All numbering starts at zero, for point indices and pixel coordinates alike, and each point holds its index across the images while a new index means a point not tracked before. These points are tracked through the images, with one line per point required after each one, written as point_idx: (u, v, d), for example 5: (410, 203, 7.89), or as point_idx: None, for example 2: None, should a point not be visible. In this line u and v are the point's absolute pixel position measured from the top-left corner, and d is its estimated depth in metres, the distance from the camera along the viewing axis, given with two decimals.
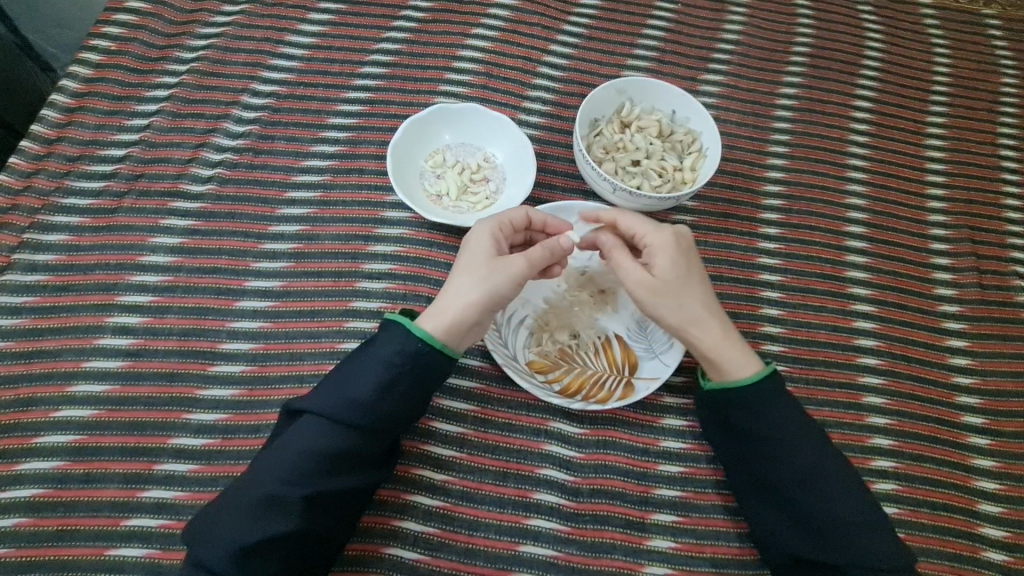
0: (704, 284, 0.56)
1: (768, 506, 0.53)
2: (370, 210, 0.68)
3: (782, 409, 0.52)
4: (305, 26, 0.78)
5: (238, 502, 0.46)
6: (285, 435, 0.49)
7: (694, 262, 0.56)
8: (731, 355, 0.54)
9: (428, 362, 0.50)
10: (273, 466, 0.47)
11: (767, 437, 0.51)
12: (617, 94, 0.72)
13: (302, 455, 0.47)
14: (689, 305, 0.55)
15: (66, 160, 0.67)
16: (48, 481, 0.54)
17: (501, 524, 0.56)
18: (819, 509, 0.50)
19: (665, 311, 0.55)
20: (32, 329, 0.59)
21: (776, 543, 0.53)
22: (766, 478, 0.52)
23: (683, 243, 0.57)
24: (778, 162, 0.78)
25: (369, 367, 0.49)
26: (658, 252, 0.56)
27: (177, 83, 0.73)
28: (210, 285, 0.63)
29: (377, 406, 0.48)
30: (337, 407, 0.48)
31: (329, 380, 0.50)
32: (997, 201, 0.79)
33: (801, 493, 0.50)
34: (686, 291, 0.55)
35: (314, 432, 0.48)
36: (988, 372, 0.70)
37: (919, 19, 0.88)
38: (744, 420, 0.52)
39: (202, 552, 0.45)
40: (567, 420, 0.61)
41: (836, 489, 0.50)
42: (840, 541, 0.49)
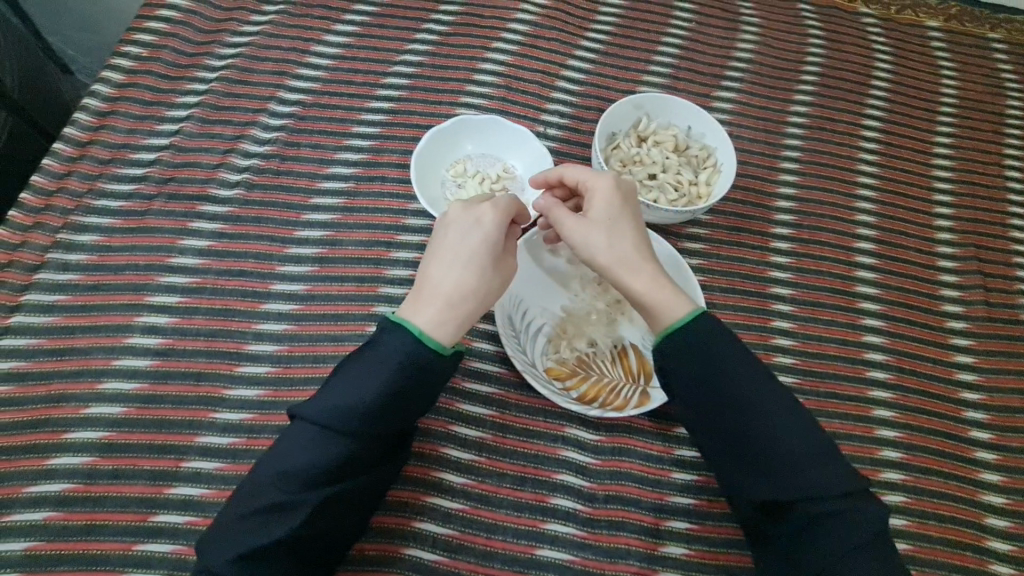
0: (644, 230, 0.55)
1: (730, 459, 0.50)
2: (393, 217, 0.70)
3: (721, 350, 0.50)
4: (331, 36, 0.80)
5: (244, 511, 0.47)
6: (286, 440, 0.48)
7: (636, 209, 0.55)
8: (661, 294, 0.52)
9: (432, 370, 0.49)
10: (277, 475, 0.47)
11: (711, 384, 0.49)
12: (634, 110, 0.74)
13: (307, 465, 0.47)
14: (620, 248, 0.53)
15: (98, 163, 0.69)
16: (76, 476, 0.55)
17: (519, 528, 0.57)
18: (776, 448, 0.47)
19: (596, 256, 0.53)
20: (64, 327, 0.60)
21: (739, 492, 0.50)
22: (719, 427, 0.50)
23: (624, 189, 0.55)
24: (789, 178, 0.80)
25: (374, 377, 0.48)
26: (598, 197, 0.55)
27: (207, 90, 0.75)
28: (237, 287, 0.64)
29: (378, 417, 0.48)
30: (339, 417, 0.47)
31: (328, 384, 0.49)
32: (1004, 221, 0.81)
33: (759, 435, 0.48)
34: (620, 235, 0.53)
35: (316, 441, 0.47)
36: (995, 388, 0.71)
37: (926, 42, 0.90)
38: (689, 367, 0.50)
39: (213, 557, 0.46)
40: (584, 427, 0.62)
41: (786, 425, 0.48)
42: (795, 478, 0.46)
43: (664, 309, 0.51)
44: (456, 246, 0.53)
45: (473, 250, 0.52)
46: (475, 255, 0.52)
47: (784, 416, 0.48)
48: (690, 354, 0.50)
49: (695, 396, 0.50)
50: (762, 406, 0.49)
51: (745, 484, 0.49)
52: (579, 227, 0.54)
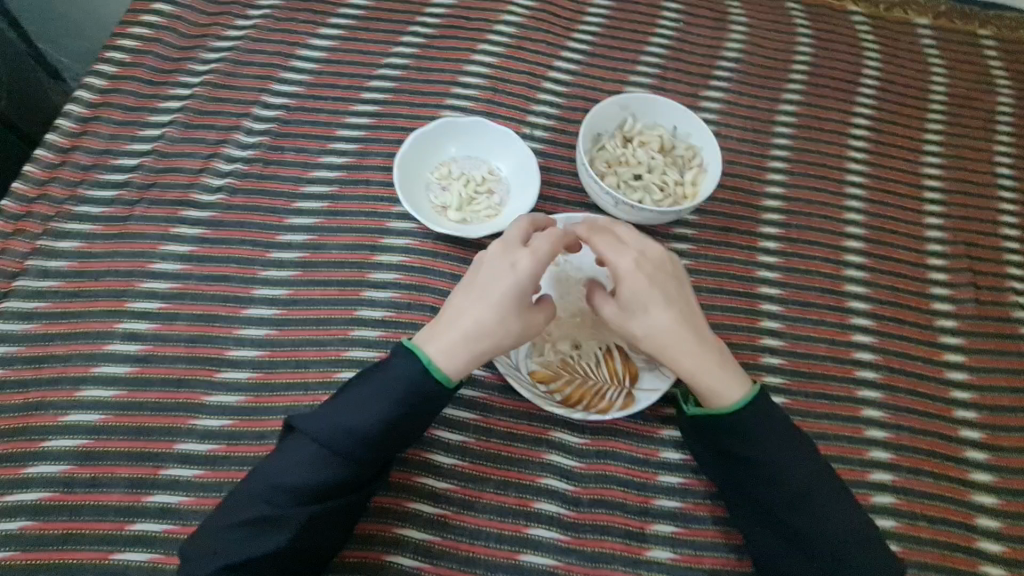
0: (677, 305, 0.56)
1: (769, 536, 0.53)
2: (377, 221, 0.70)
3: (773, 432, 0.53)
4: (315, 40, 0.80)
5: (231, 521, 0.47)
6: (282, 455, 0.49)
7: (664, 284, 0.56)
8: (711, 380, 0.55)
9: (430, 400, 0.51)
10: (270, 488, 0.48)
11: (760, 463, 0.52)
12: (620, 110, 0.74)
13: (299, 480, 0.48)
14: (659, 332, 0.56)
15: (80, 169, 0.69)
16: (55, 485, 0.54)
17: (502, 533, 0.57)
18: (818, 532, 0.50)
19: (641, 341, 0.57)
20: (43, 334, 0.60)
21: (774, 565, 0.53)
22: (761, 502, 0.53)
23: (648, 265, 0.56)
24: (777, 177, 0.79)
25: (376, 400, 0.50)
26: (625, 281, 0.56)
27: (190, 95, 0.75)
28: (219, 293, 0.64)
29: (376, 440, 0.49)
30: (337, 437, 0.48)
31: (330, 403, 0.51)
32: (995, 219, 0.80)
33: (799, 516, 0.51)
34: (655, 321, 0.55)
35: (314, 458, 0.48)
36: (985, 387, 0.70)
37: (915, 40, 0.90)
38: (738, 445, 0.53)
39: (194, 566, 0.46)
40: (568, 430, 0.61)
41: (835, 510, 0.51)
42: (838, 562, 0.49)
43: (715, 395, 0.54)
44: (487, 287, 0.54)
45: (502, 295, 0.53)
46: (502, 301, 0.53)
47: (828, 502, 0.51)
48: (739, 433, 0.53)
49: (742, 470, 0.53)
50: (813, 490, 0.51)
51: (783, 558, 0.52)
52: (617, 316, 0.57)
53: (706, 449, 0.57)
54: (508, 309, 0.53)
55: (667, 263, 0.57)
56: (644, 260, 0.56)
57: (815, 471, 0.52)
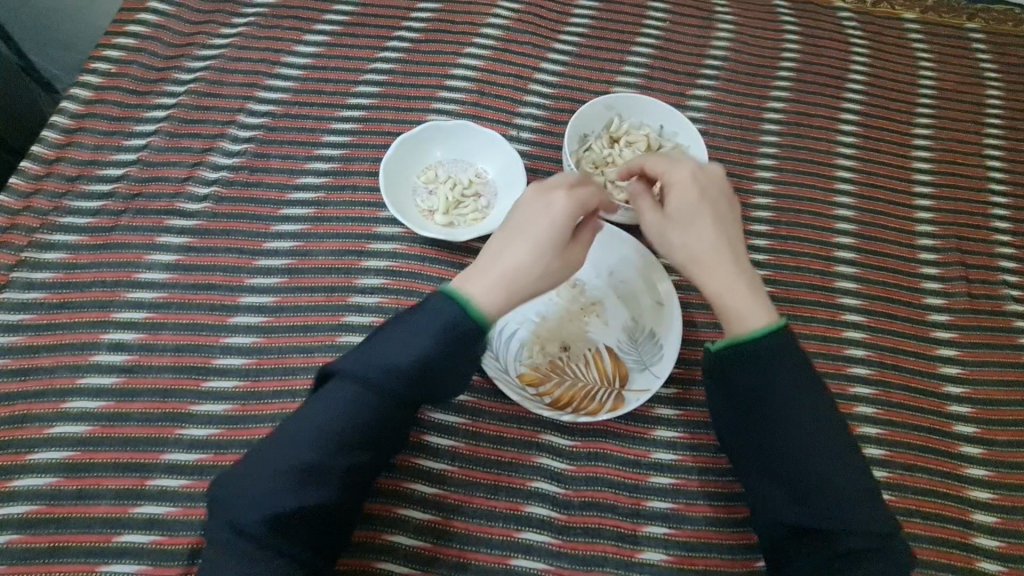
0: (724, 225, 0.53)
1: (767, 481, 0.50)
2: (363, 226, 0.69)
3: (786, 367, 0.49)
4: (301, 46, 0.80)
5: (273, 469, 0.45)
6: (320, 399, 0.47)
7: (715, 201, 0.54)
8: (739, 301, 0.51)
9: (474, 339, 0.48)
10: (312, 436, 0.46)
11: (769, 399, 0.49)
12: (606, 110, 0.74)
13: (339, 425, 0.46)
14: (697, 244, 0.53)
15: (65, 180, 0.68)
16: (40, 498, 0.54)
17: (493, 538, 0.56)
18: (825, 478, 0.47)
19: (674, 252, 0.54)
20: (28, 346, 0.60)
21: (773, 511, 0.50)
22: (767, 443, 0.49)
23: (703, 179, 0.54)
24: (765, 174, 0.79)
25: (413, 339, 0.47)
26: (674, 190, 0.54)
27: (175, 103, 0.74)
28: (205, 301, 0.64)
29: (420, 380, 0.47)
30: (376, 378, 0.47)
31: (368, 343, 0.49)
32: (985, 211, 0.80)
33: (802, 459, 0.48)
34: (696, 231, 0.53)
35: (357, 402, 0.47)
36: (979, 381, 0.70)
37: (903, 34, 0.90)
38: (748, 378, 0.49)
39: (237, 514, 0.44)
40: (558, 432, 0.61)
41: (840, 453, 0.48)
42: (840, 506, 0.47)
43: (740, 318, 0.51)
44: (524, 220, 0.52)
45: (541, 225, 0.51)
46: (539, 233, 0.51)
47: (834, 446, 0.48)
48: (751, 366, 0.49)
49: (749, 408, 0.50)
50: (820, 432, 0.48)
51: (783, 503, 0.49)
52: (657, 224, 0.55)
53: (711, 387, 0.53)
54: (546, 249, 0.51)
55: (724, 187, 0.55)
56: (701, 172, 0.54)
57: (823, 413, 0.49)
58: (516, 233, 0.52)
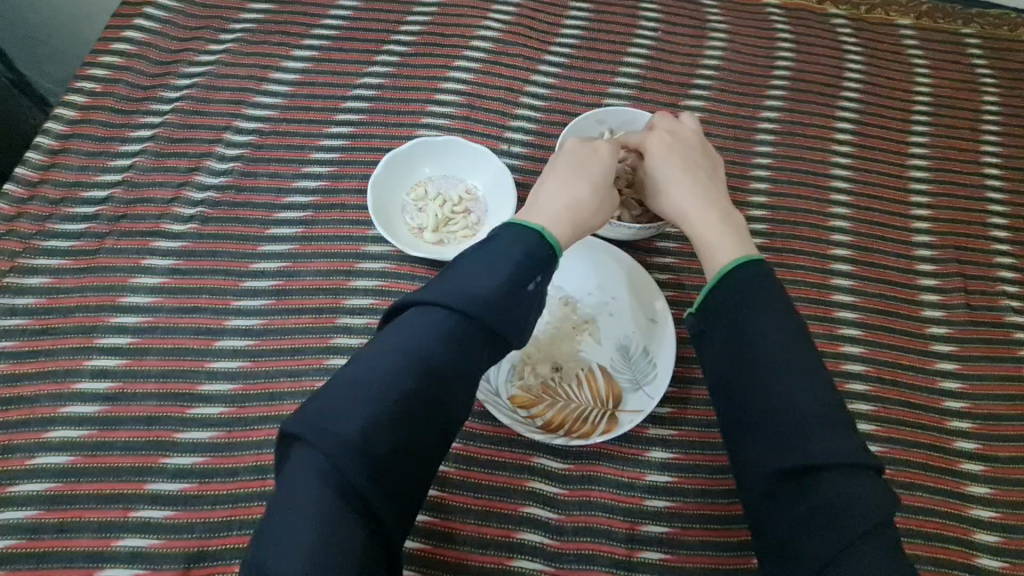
0: (694, 172, 0.60)
1: (744, 427, 0.46)
2: (352, 245, 0.68)
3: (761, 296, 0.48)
4: (289, 62, 0.79)
5: (358, 397, 0.40)
6: (402, 327, 0.44)
7: (685, 153, 0.61)
8: (710, 233, 0.56)
9: (547, 268, 0.50)
10: (398, 362, 0.42)
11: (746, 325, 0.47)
12: (597, 124, 0.73)
13: (428, 349, 0.43)
14: (672, 194, 0.60)
15: (49, 202, 0.68)
16: (21, 531, 0.53)
17: (484, 566, 0.55)
18: (796, 407, 0.43)
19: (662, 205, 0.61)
20: (11, 374, 0.59)
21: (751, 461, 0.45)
22: (742, 374, 0.47)
23: (673, 137, 0.62)
24: (760, 186, 0.78)
25: (499, 264, 0.47)
26: (648, 150, 0.62)
27: (161, 122, 0.74)
28: (191, 325, 0.63)
29: (507, 305, 0.45)
30: (468, 300, 0.44)
31: (447, 274, 0.47)
32: (983, 221, 0.79)
33: (775, 392, 0.45)
34: (669, 180, 0.60)
35: (444, 325, 0.44)
36: (980, 396, 0.69)
37: (898, 40, 0.89)
38: (725, 308, 0.49)
39: (320, 444, 0.38)
40: (551, 456, 0.60)
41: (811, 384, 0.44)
42: (811, 439, 0.42)
43: (711, 250, 0.55)
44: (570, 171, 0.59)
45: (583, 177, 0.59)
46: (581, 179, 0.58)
47: (807, 373, 0.45)
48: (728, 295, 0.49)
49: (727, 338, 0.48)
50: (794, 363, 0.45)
51: (758, 448, 0.44)
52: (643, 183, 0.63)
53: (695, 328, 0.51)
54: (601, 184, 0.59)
55: (694, 141, 0.63)
56: (669, 132, 0.63)
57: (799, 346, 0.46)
58: (577, 169, 0.60)
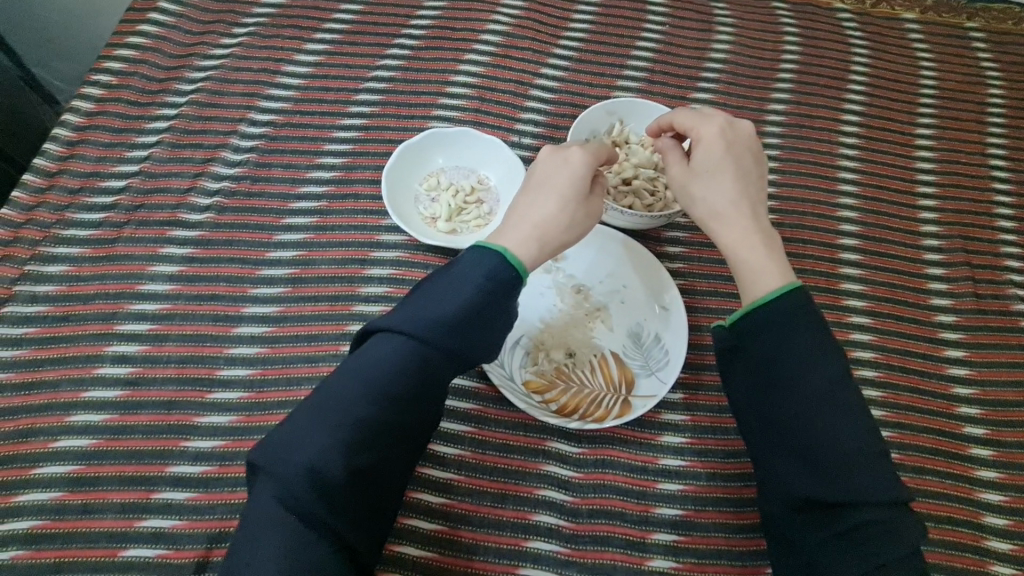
0: (744, 183, 0.56)
1: (777, 455, 0.48)
2: (366, 234, 0.69)
3: (804, 330, 0.48)
4: (302, 56, 0.80)
5: (318, 426, 0.42)
6: (363, 355, 0.46)
7: (739, 158, 0.57)
8: (752, 254, 0.53)
9: (513, 289, 0.49)
10: (358, 390, 0.44)
11: (787, 361, 0.47)
12: (607, 115, 0.73)
13: (386, 377, 0.44)
14: (715, 199, 0.56)
15: (67, 192, 0.68)
16: (45, 513, 0.54)
17: (501, 547, 0.56)
18: (834, 447, 0.45)
19: (694, 204, 0.57)
20: (32, 360, 0.60)
21: (781, 488, 0.47)
22: (778, 409, 0.48)
23: (730, 136, 0.57)
24: (768, 177, 0.79)
25: (459, 288, 0.47)
26: (702, 145, 0.57)
27: (177, 114, 0.74)
28: (209, 312, 0.64)
29: (466, 331, 0.46)
30: (425, 326, 0.45)
31: (410, 298, 0.48)
32: (990, 211, 0.80)
33: (814, 430, 0.46)
34: (717, 184, 0.56)
35: (404, 353, 0.45)
36: (988, 382, 0.70)
37: (903, 34, 0.90)
38: (767, 341, 0.48)
39: (278, 475, 0.41)
40: (565, 440, 0.61)
41: (851, 424, 0.46)
42: (848, 478, 0.44)
43: (751, 271, 0.53)
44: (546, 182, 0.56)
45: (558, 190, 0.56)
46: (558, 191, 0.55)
47: (847, 412, 0.46)
48: (771, 328, 0.48)
49: (767, 371, 0.48)
50: (834, 404, 0.46)
51: (790, 478, 0.46)
52: (681, 175, 0.58)
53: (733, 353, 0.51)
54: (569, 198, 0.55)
55: (750, 143, 0.58)
56: (729, 128, 0.58)
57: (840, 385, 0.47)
58: (541, 185, 0.56)
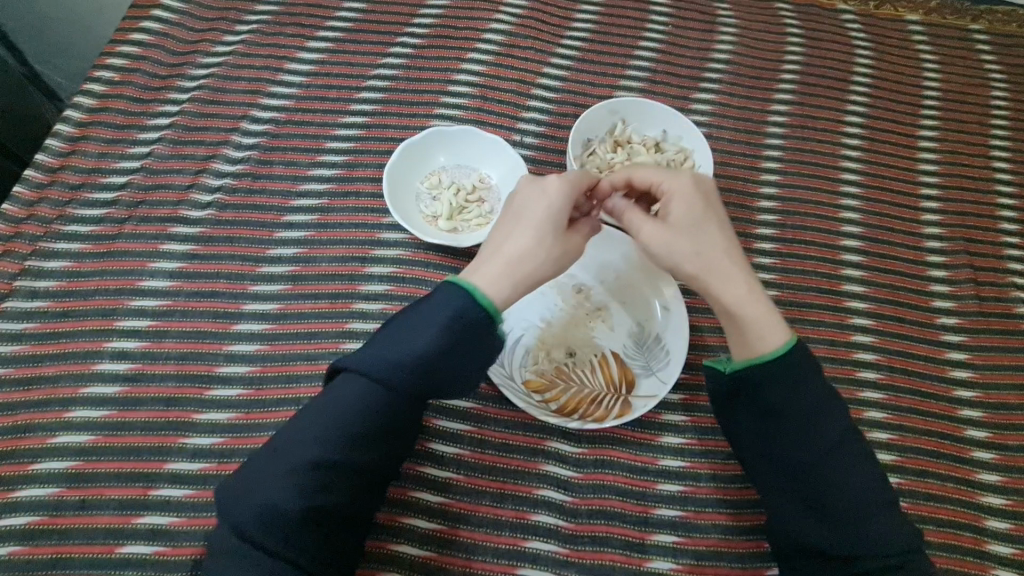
0: (728, 233, 0.55)
1: (788, 500, 0.50)
2: (367, 232, 0.69)
3: (808, 384, 0.49)
4: (304, 54, 0.80)
5: (284, 465, 0.44)
6: (331, 394, 0.47)
7: (716, 208, 0.56)
8: (758, 307, 0.52)
9: (482, 329, 0.48)
10: (322, 430, 0.45)
11: (794, 416, 0.49)
12: (609, 115, 0.73)
13: (349, 417, 0.46)
14: (708, 252, 0.53)
15: (68, 188, 0.68)
16: (44, 508, 0.54)
17: (499, 547, 0.56)
18: (842, 495, 0.47)
19: (686, 261, 0.54)
20: (31, 355, 0.60)
21: (792, 531, 0.50)
22: (787, 459, 0.50)
23: (702, 188, 0.56)
24: (771, 177, 0.79)
25: (423, 330, 0.47)
26: (679, 200, 0.55)
27: (179, 111, 0.74)
28: (209, 309, 0.63)
29: (430, 373, 0.46)
30: (388, 368, 0.46)
31: (379, 337, 0.48)
32: (993, 213, 0.79)
33: (822, 480, 0.48)
34: (707, 239, 0.53)
35: (367, 394, 0.46)
36: (990, 385, 0.69)
37: (906, 36, 0.89)
38: (773, 395, 0.50)
39: (244, 513, 0.43)
40: (565, 440, 0.60)
41: (858, 472, 0.48)
42: (857, 526, 0.47)
43: (761, 325, 0.52)
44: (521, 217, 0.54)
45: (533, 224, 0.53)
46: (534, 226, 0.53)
47: (852, 463, 0.48)
48: (778, 382, 0.50)
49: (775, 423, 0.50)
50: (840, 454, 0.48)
51: (802, 524, 0.49)
52: (667, 232, 0.54)
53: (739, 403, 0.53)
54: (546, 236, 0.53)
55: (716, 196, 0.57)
56: (698, 182, 0.56)
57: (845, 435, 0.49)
58: (516, 221, 0.54)
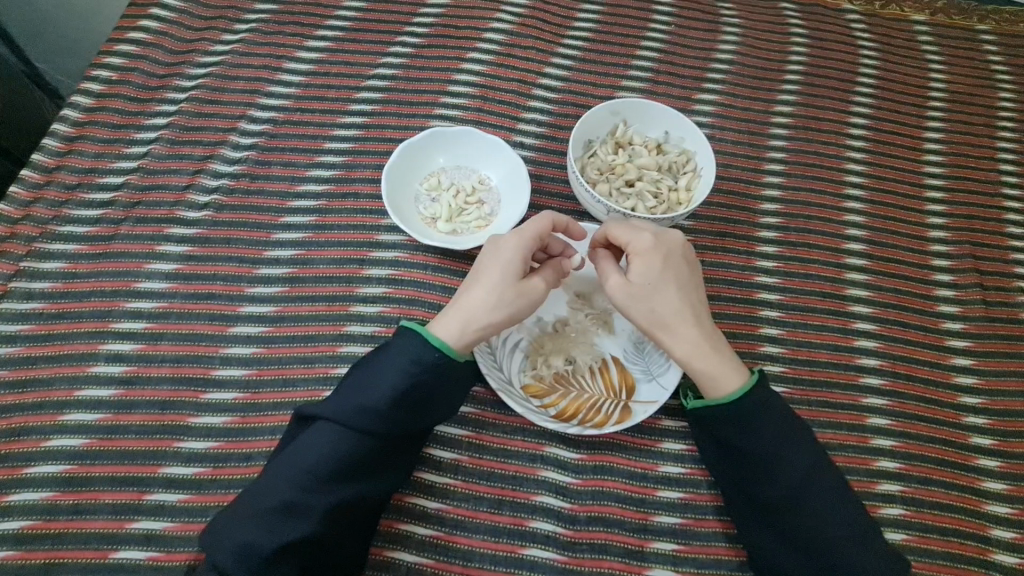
0: (687, 291, 0.55)
1: (764, 532, 0.52)
2: (365, 234, 0.68)
3: (773, 423, 0.51)
4: (303, 53, 0.79)
5: (257, 508, 0.46)
6: (296, 440, 0.49)
7: (677, 268, 0.55)
8: (709, 363, 0.53)
9: (443, 371, 0.50)
10: (290, 473, 0.47)
11: (759, 457, 0.50)
12: (611, 116, 0.72)
13: (314, 463, 0.47)
14: (662, 311, 0.54)
15: (65, 188, 0.68)
16: (37, 513, 0.53)
17: (497, 553, 0.55)
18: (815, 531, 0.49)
19: (641, 317, 0.54)
20: (26, 357, 0.59)
21: (770, 561, 0.52)
22: (757, 496, 0.51)
23: (665, 247, 0.55)
24: (774, 179, 0.78)
25: (387, 377, 0.49)
26: (637, 257, 0.54)
27: (176, 110, 0.74)
28: (205, 311, 0.63)
29: (393, 415, 0.48)
30: (352, 415, 0.48)
31: (345, 385, 0.50)
32: (1000, 216, 0.78)
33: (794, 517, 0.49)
34: (663, 298, 0.54)
35: (331, 439, 0.47)
36: (996, 392, 0.68)
37: (912, 36, 0.88)
38: (738, 436, 0.51)
39: (220, 555, 0.45)
40: (564, 445, 0.60)
41: (830, 507, 0.49)
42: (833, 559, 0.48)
43: (712, 380, 0.53)
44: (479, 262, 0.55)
45: (493, 266, 0.53)
46: (490, 273, 0.53)
47: (828, 496, 0.49)
48: (741, 424, 0.51)
49: (742, 463, 0.52)
50: (811, 492, 0.49)
51: (780, 555, 0.51)
52: (622, 291, 0.54)
53: (710, 439, 0.55)
54: (500, 283, 0.53)
55: (683, 253, 0.56)
56: (660, 241, 0.55)
57: (815, 473, 0.50)
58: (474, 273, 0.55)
